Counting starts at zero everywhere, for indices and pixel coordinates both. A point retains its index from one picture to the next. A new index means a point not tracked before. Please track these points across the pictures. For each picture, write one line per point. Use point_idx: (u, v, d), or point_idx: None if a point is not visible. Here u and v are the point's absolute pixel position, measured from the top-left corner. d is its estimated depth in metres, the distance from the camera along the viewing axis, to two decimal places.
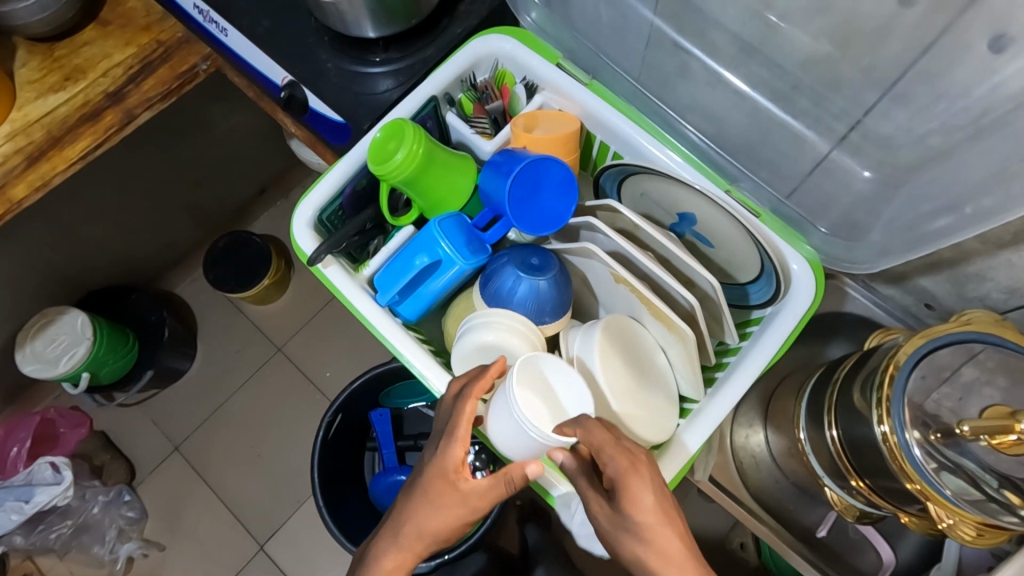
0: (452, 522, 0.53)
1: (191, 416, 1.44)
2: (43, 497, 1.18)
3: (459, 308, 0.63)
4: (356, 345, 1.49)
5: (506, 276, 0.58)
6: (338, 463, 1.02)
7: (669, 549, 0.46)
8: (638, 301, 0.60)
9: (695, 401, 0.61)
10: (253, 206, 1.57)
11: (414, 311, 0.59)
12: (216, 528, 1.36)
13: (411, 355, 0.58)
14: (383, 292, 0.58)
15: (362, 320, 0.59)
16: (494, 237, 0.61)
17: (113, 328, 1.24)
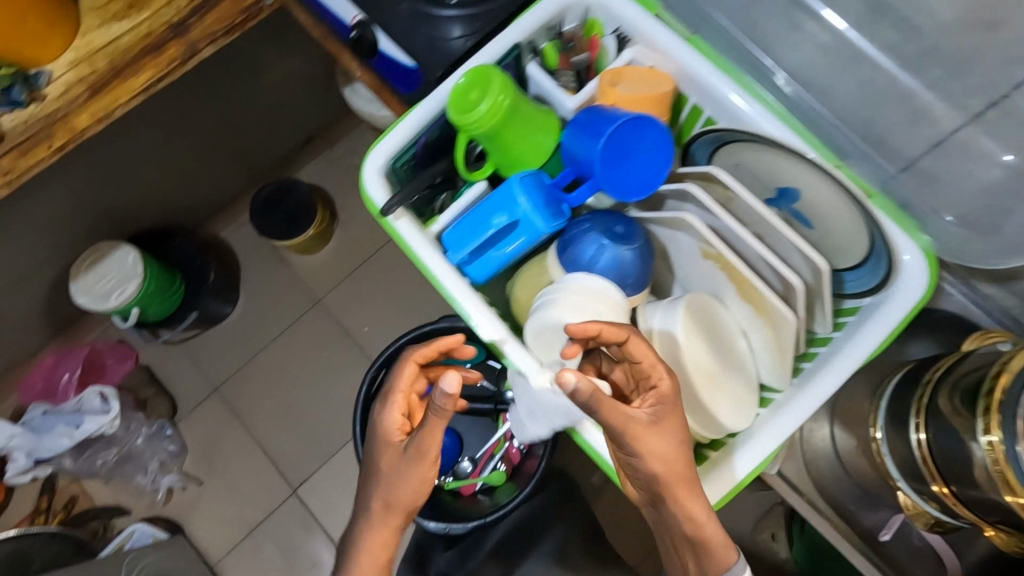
0: (406, 482, 0.65)
1: (232, 358, 1.47)
2: (92, 425, 1.23)
3: (529, 271, 0.59)
4: (395, 304, 1.49)
5: (587, 244, 0.55)
6: None
7: (683, 475, 0.50)
8: (726, 279, 0.59)
9: (777, 391, 0.58)
10: (300, 155, 1.55)
11: (483, 275, 0.56)
12: (251, 468, 1.40)
13: (480, 321, 0.54)
14: (454, 252, 0.55)
15: (431, 278, 0.55)
16: (576, 200, 0.56)
17: (164, 269, 1.25)
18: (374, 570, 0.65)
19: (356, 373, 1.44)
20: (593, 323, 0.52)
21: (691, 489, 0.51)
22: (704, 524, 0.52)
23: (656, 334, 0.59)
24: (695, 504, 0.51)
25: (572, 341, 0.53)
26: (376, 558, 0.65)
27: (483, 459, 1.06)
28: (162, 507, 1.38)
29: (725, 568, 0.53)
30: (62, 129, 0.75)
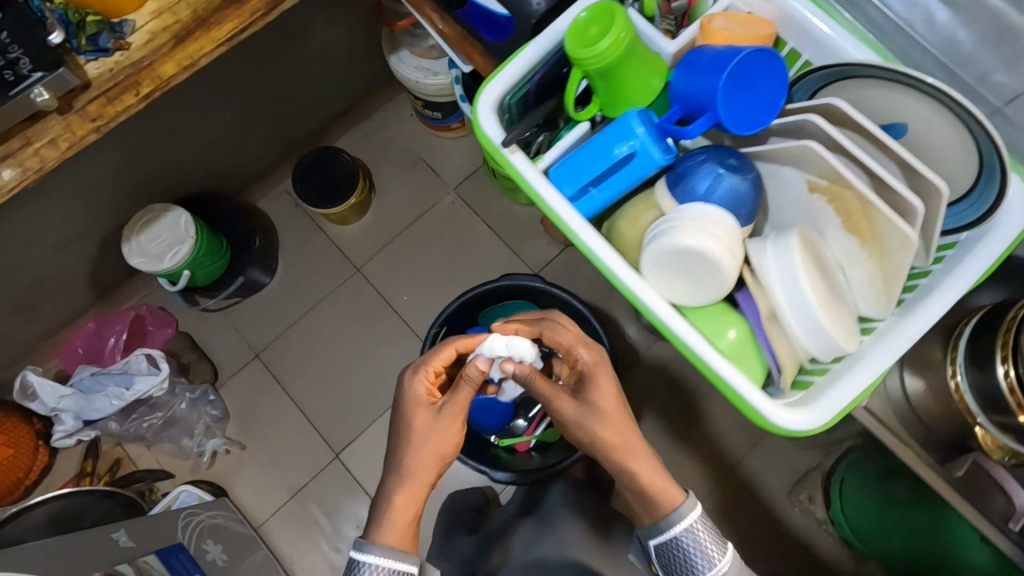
0: (442, 446, 0.74)
1: (273, 325, 1.48)
2: (142, 386, 1.25)
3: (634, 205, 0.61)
4: (433, 273, 1.50)
5: (702, 177, 0.57)
6: None
7: (610, 428, 0.73)
8: (833, 211, 0.61)
9: (877, 320, 0.62)
10: (337, 125, 1.56)
11: (595, 208, 0.59)
12: (293, 433, 1.42)
13: (596, 246, 0.56)
14: (569, 186, 0.58)
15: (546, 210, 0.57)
16: (694, 133, 0.57)
17: (213, 233, 1.26)
18: (399, 538, 0.70)
19: (395, 341, 1.46)
20: (711, 244, 0.54)
21: (626, 443, 0.73)
22: (636, 472, 0.72)
23: (770, 262, 0.59)
24: (628, 450, 0.73)
25: (687, 266, 0.55)
26: (400, 524, 0.71)
27: (538, 418, 1.09)
28: (206, 471, 1.39)
29: (676, 509, 0.70)
30: (149, 77, 0.76)
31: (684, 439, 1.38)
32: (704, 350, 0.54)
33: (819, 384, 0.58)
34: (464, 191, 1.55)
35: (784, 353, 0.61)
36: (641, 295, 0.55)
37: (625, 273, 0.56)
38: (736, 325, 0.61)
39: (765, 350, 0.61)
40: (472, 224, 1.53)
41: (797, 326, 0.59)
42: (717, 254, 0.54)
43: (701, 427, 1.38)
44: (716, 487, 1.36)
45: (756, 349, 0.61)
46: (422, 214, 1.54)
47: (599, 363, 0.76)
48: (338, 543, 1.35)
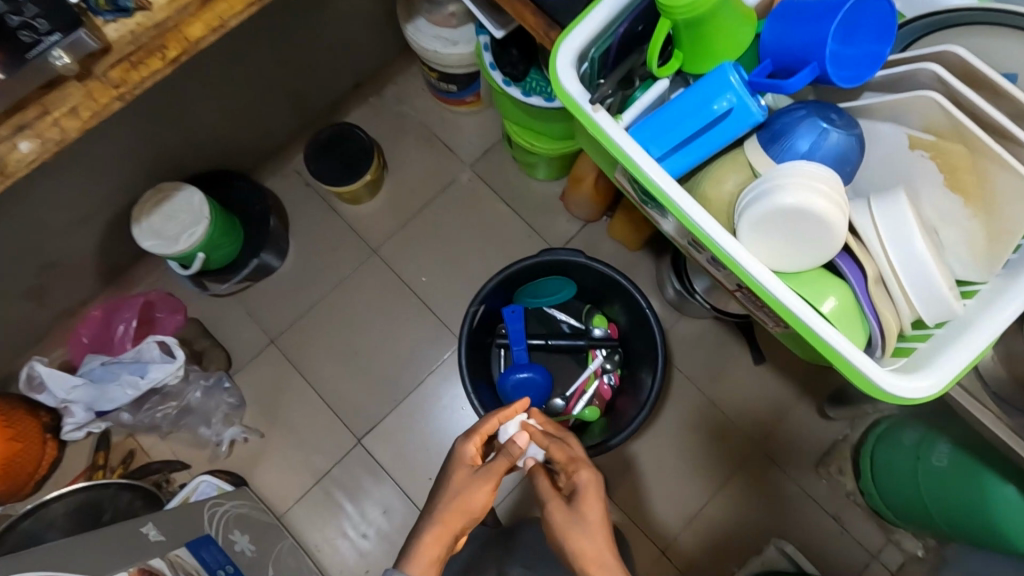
0: (472, 500, 0.71)
1: (287, 309, 1.43)
2: (157, 374, 1.19)
3: (718, 167, 0.62)
4: (452, 252, 1.46)
5: (803, 136, 0.58)
6: (477, 355, 1.05)
7: (590, 548, 0.68)
8: (936, 168, 0.61)
9: (979, 283, 0.61)
10: (348, 100, 1.50)
11: (681, 168, 0.60)
12: (313, 419, 1.37)
13: (688, 206, 0.56)
14: (659, 145, 0.59)
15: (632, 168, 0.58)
16: (796, 85, 0.57)
17: (227, 215, 1.21)
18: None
19: (416, 322, 1.42)
20: (801, 196, 0.53)
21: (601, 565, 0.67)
22: None
23: (879, 223, 0.58)
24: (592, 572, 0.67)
25: (780, 225, 0.55)
26: (429, 564, 0.67)
27: (575, 397, 1.08)
28: (224, 460, 1.35)
29: None
30: (175, 38, 0.71)
31: (711, 414, 1.38)
32: (810, 317, 0.54)
33: (926, 352, 0.57)
34: (480, 167, 1.51)
35: (887, 317, 0.59)
36: (738, 259, 0.55)
37: (721, 233, 0.56)
38: (837, 291, 0.58)
39: (869, 315, 0.59)
40: (490, 201, 1.49)
41: (909, 288, 0.58)
42: (811, 205, 0.53)
43: (728, 403, 1.38)
44: (744, 462, 1.36)
45: (861, 314, 0.58)
46: (438, 192, 1.50)
47: (593, 485, 0.72)
48: (365, 530, 1.32)
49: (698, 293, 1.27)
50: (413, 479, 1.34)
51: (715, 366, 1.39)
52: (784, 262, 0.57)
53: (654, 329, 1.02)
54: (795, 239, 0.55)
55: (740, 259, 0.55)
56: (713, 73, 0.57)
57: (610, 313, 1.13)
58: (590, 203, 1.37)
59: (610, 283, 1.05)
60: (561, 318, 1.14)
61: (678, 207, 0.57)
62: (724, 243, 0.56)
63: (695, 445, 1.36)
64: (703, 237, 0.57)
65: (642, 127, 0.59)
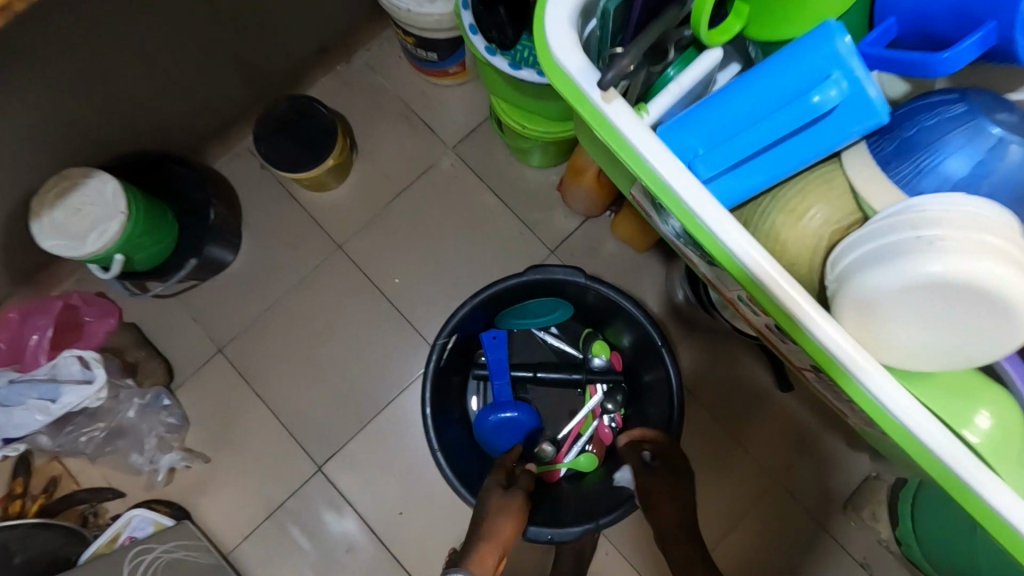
0: (510, 510, 0.73)
1: (238, 314, 1.24)
2: (73, 398, 1.01)
3: (794, 194, 0.51)
4: (430, 250, 1.26)
5: (947, 148, 0.46)
6: (449, 384, 0.91)
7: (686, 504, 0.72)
8: None
9: None
10: (311, 70, 1.28)
11: (739, 192, 0.50)
12: (266, 442, 1.19)
13: (733, 240, 0.44)
14: (710, 164, 0.48)
15: (662, 190, 0.45)
16: (953, 64, 0.45)
17: (155, 205, 1.00)
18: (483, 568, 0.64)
19: (387, 331, 1.23)
20: (953, 257, 0.41)
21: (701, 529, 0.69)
22: None
23: None
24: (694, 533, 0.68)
25: (915, 290, 0.43)
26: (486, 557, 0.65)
27: (569, 441, 0.94)
28: (164, 489, 1.17)
29: None
30: None
31: (725, 443, 1.20)
32: (884, 393, 0.44)
33: None
34: (465, 151, 1.29)
35: None
36: (796, 314, 0.44)
37: (773, 277, 0.44)
38: (995, 405, 0.46)
39: None
40: (476, 191, 1.28)
41: None
42: (964, 270, 0.41)
43: (745, 430, 1.20)
44: (762, 501, 1.18)
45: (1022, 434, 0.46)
46: (415, 179, 1.28)
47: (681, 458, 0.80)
48: (324, 571, 1.15)
49: (719, 310, 1.06)
50: (378, 512, 1.16)
51: (731, 388, 1.21)
52: (905, 357, 0.46)
53: (665, 362, 0.87)
54: (940, 311, 0.43)
55: (800, 314, 0.44)
56: (810, 41, 0.44)
57: (612, 338, 0.99)
58: (593, 197, 1.17)
59: (613, 306, 0.90)
60: (552, 344, 1.01)
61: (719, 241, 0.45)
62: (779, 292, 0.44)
63: (706, 480, 1.19)
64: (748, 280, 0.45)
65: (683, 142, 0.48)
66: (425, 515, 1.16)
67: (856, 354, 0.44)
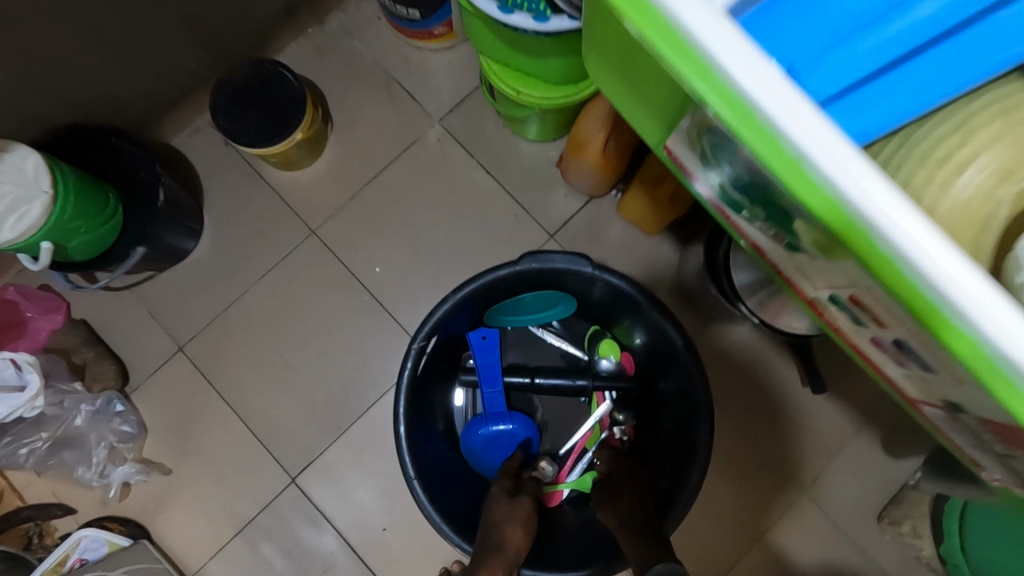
0: (520, 515, 0.68)
1: (201, 308, 1.10)
2: (3, 408, 0.88)
3: (952, 134, 0.37)
4: (415, 235, 1.12)
5: None
6: (426, 394, 0.80)
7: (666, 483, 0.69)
8: None
9: None
10: (278, 32, 1.13)
11: (865, 126, 0.37)
12: (233, 452, 1.07)
13: (855, 187, 0.30)
14: (821, 81, 0.35)
15: (736, 108, 0.31)
16: None
17: (91, 183, 0.86)
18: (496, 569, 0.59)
19: (368, 326, 1.10)
20: None
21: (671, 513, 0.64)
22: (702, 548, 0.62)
23: None
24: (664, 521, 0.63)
25: None
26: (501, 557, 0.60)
27: (572, 458, 0.84)
28: (119, 504, 1.05)
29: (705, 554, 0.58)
30: None
31: (745, 449, 1.07)
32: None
33: None
34: (453, 123, 1.15)
35: None
36: (948, 295, 0.30)
37: (917, 244, 0.29)
38: None
39: None
40: (466, 168, 1.14)
41: None
42: None
43: (767, 434, 1.07)
44: (788, 513, 1.06)
45: None
46: (398, 156, 1.14)
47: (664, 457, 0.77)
48: None
49: (742, 300, 0.93)
50: (359, 529, 1.04)
51: (751, 387, 1.08)
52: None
53: (685, 365, 0.74)
54: None
55: (953, 296, 0.29)
56: None
57: (623, 337, 0.86)
58: (596, 175, 1.03)
59: (622, 300, 0.78)
60: (553, 344, 0.88)
61: (834, 189, 0.30)
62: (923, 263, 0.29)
63: (724, 490, 1.07)
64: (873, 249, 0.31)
65: (783, 49, 0.35)
66: (411, 532, 1.04)
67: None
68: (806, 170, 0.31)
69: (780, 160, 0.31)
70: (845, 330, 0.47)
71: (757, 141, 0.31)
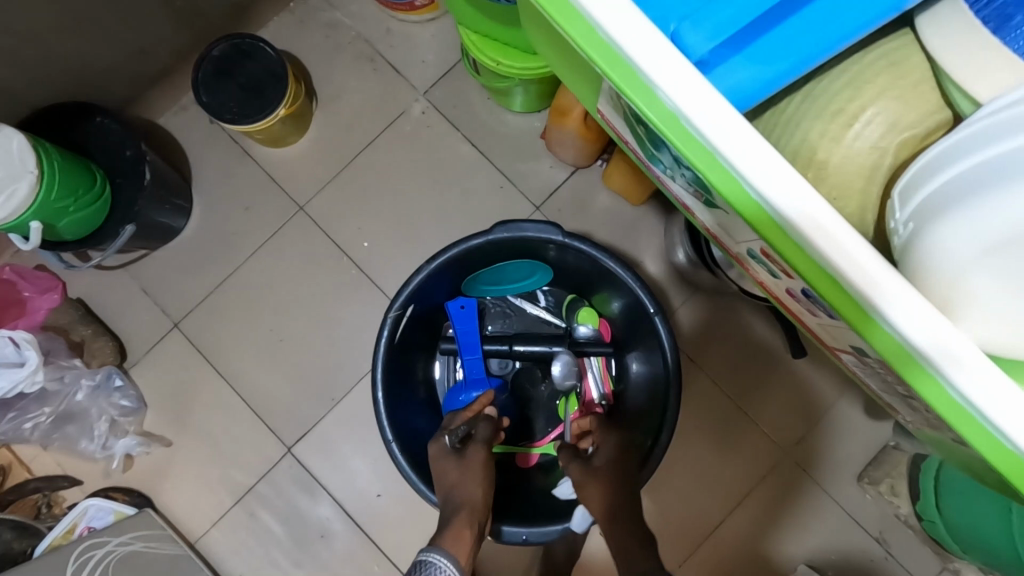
0: (473, 479, 0.71)
1: (194, 285, 1.13)
2: (4, 384, 0.91)
3: (845, 89, 0.45)
4: (401, 209, 1.13)
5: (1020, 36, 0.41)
6: (405, 361, 0.83)
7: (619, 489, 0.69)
8: None
9: None
10: (258, 5, 1.13)
11: (753, 89, 0.41)
12: (230, 423, 1.10)
13: (723, 139, 0.36)
14: (710, 32, 0.39)
15: (623, 67, 0.37)
16: None
17: (75, 160, 0.87)
18: (462, 554, 0.63)
19: (359, 300, 1.12)
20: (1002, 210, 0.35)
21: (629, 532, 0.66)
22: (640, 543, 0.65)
23: None
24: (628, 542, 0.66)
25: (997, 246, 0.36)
26: (465, 540, 0.64)
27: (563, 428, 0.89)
28: (123, 474, 1.10)
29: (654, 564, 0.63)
30: None
31: (725, 413, 1.10)
32: (920, 336, 0.35)
33: None
34: (438, 96, 1.15)
35: None
36: (803, 237, 0.36)
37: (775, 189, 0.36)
38: None
39: None
40: (451, 141, 1.14)
41: None
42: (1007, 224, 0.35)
43: (749, 400, 1.10)
44: (769, 475, 1.09)
45: None
46: (383, 130, 1.15)
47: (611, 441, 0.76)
48: (298, 558, 1.07)
49: (723, 269, 0.94)
50: (355, 496, 1.08)
51: (736, 354, 1.10)
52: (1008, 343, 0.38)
53: (657, 330, 0.77)
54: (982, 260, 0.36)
55: (812, 235, 0.35)
56: None
57: (600, 306, 0.89)
58: (580, 144, 1.03)
59: (595, 265, 0.79)
60: (531, 312, 0.91)
61: (710, 142, 0.36)
62: (790, 214, 0.35)
63: (707, 454, 1.10)
64: (746, 200, 0.37)
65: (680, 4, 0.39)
66: (406, 500, 1.07)
67: (888, 290, 0.35)
68: (687, 129, 0.37)
69: (664, 119, 0.38)
70: (768, 284, 0.52)
71: (648, 105, 0.37)
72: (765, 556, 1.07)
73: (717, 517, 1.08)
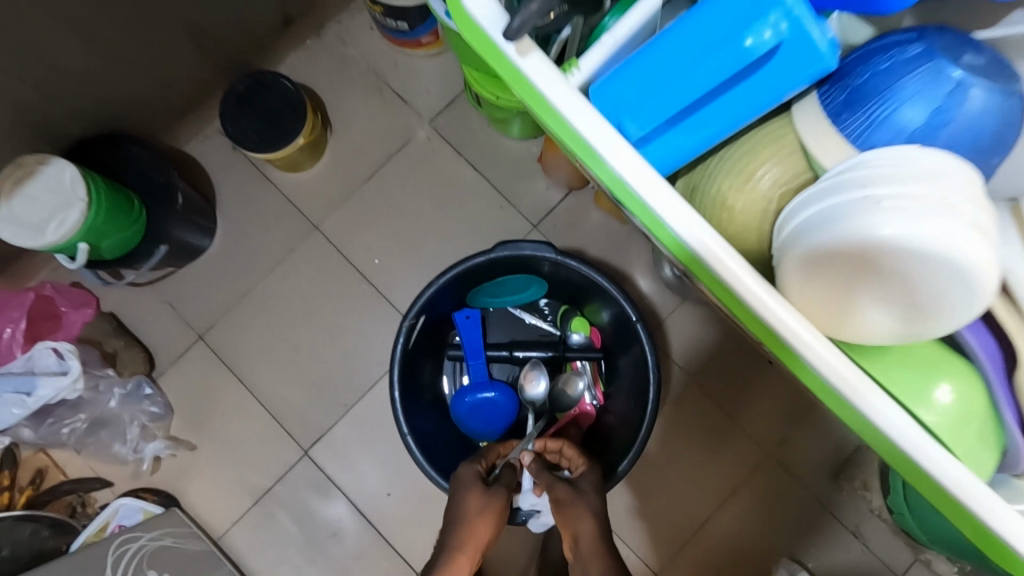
0: (483, 519, 0.74)
1: (217, 299, 1.22)
2: (48, 390, 0.99)
3: (760, 147, 0.58)
4: (408, 228, 1.23)
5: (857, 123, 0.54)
6: (416, 365, 0.92)
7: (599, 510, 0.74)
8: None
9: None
10: (276, 43, 1.23)
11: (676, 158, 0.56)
12: (249, 427, 1.18)
13: (656, 200, 0.49)
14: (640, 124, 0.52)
15: (584, 148, 0.51)
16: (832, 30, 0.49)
17: (116, 188, 0.97)
18: None
19: (370, 313, 1.20)
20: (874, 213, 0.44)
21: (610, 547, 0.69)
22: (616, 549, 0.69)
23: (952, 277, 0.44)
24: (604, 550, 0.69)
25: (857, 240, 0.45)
26: None
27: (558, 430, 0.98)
28: (150, 476, 1.18)
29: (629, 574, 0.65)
30: None
31: (710, 417, 1.18)
32: (800, 344, 0.47)
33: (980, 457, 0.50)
34: (442, 124, 1.25)
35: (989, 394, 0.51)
36: (715, 270, 0.49)
37: (694, 235, 0.49)
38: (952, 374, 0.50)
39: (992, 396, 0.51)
40: (454, 165, 1.24)
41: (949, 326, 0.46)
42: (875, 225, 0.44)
43: (732, 402, 1.18)
44: (751, 474, 1.17)
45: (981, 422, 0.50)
46: (392, 155, 1.25)
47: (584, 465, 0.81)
48: (312, 554, 1.15)
49: None
50: (366, 495, 1.16)
51: (719, 361, 1.19)
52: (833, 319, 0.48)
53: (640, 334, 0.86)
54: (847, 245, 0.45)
55: (730, 281, 0.48)
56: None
57: (592, 315, 0.97)
58: (571, 168, 1.12)
59: (585, 279, 0.88)
60: (530, 321, 1.00)
61: (647, 202, 0.50)
62: (705, 254, 0.49)
63: (693, 453, 1.18)
64: (675, 243, 0.50)
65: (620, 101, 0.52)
66: (414, 498, 1.15)
67: (776, 311, 0.48)
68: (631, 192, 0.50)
69: (615, 183, 0.51)
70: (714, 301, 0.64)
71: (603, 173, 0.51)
72: (748, 549, 1.15)
73: (703, 513, 1.16)
